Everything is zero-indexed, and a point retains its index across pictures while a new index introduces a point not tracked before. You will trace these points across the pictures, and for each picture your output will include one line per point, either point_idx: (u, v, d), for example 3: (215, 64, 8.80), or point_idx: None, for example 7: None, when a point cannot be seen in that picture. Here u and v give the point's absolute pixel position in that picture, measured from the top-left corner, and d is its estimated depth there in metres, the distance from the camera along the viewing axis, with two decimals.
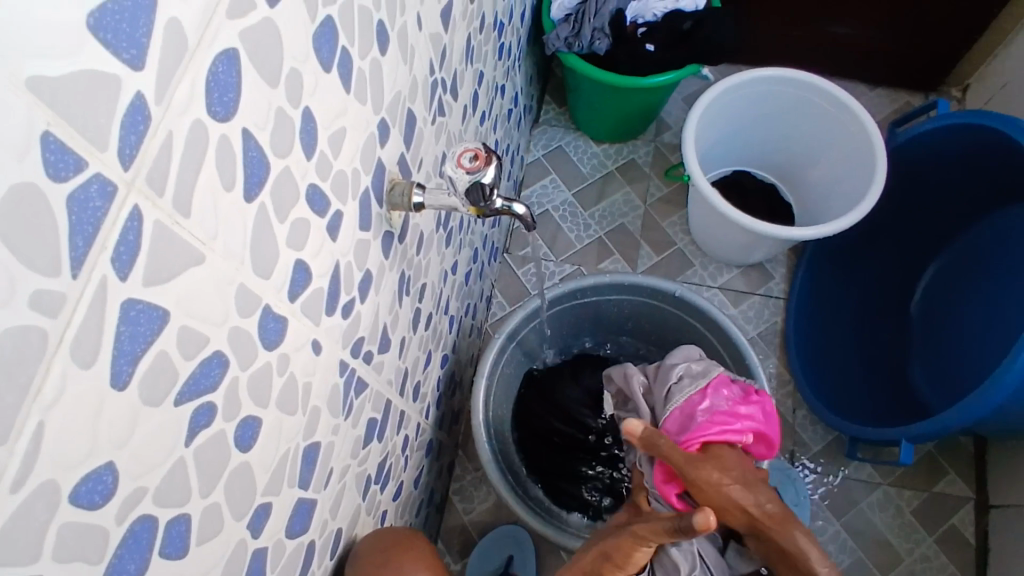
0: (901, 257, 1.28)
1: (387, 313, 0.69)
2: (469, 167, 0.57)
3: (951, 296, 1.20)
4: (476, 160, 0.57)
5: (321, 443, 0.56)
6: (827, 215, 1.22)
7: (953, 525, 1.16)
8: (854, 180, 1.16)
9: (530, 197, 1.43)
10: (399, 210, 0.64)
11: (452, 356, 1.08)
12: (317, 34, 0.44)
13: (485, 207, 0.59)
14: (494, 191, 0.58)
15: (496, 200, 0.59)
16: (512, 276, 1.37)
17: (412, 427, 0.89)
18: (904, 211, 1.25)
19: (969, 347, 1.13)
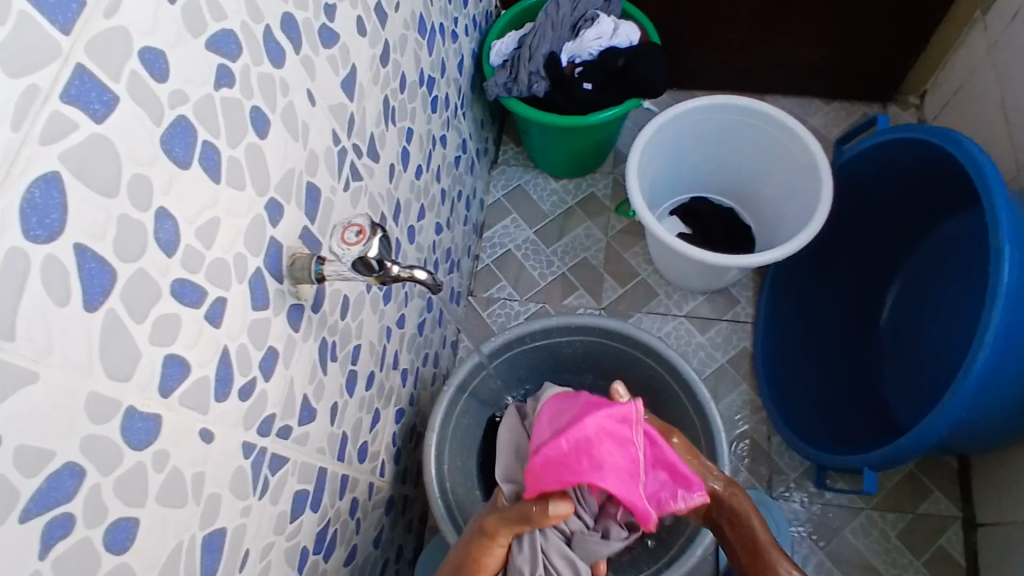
0: (863, 272, 1.26)
1: (307, 384, 0.70)
2: (355, 241, 0.57)
3: (921, 308, 1.17)
4: (361, 235, 0.57)
5: (227, 528, 0.56)
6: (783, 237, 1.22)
7: (941, 546, 1.15)
8: (804, 201, 1.16)
9: (492, 238, 1.44)
10: (304, 284, 0.65)
11: (410, 408, 1.07)
12: (166, 135, 0.46)
13: (381, 275, 0.59)
14: (384, 261, 0.58)
15: (391, 267, 0.59)
16: (477, 319, 1.37)
17: (361, 489, 0.89)
18: (863, 223, 1.23)
19: (928, 359, 1.12)
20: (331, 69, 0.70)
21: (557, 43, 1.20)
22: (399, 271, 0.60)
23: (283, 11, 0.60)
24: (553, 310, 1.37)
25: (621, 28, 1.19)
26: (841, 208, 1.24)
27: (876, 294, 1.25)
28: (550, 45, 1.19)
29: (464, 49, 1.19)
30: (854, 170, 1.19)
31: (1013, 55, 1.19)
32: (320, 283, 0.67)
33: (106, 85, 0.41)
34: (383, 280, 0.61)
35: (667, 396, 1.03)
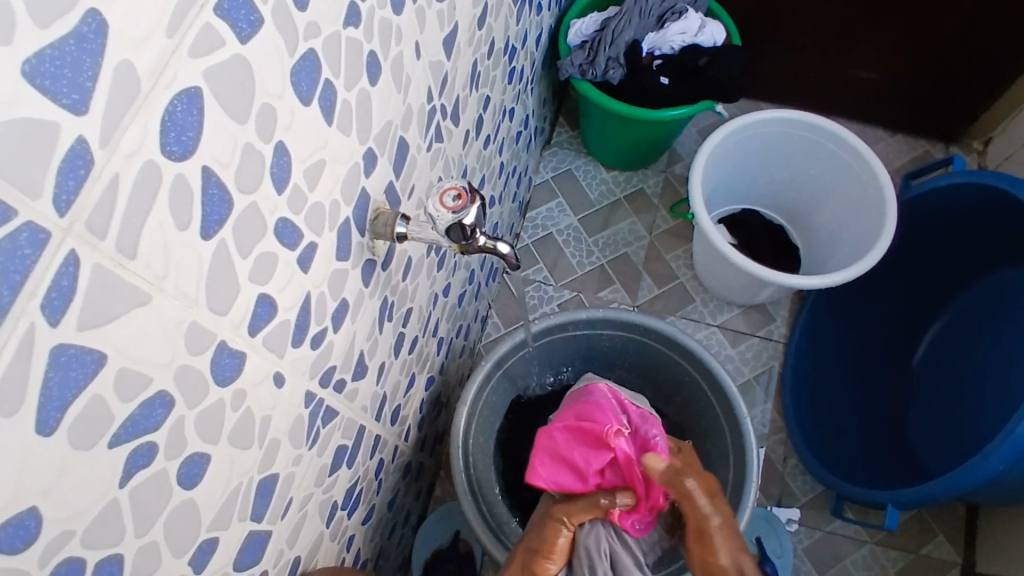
0: (908, 311, 1.24)
1: (365, 340, 0.69)
2: (453, 207, 0.56)
3: (961, 354, 1.16)
4: (460, 200, 0.56)
5: (280, 475, 0.56)
6: (833, 263, 1.20)
7: None
8: (863, 230, 1.14)
9: (535, 219, 1.42)
10: (382, 240, 0.63)
11: (439, 377, 1.07)
12: (296, 68, 0.44)
13: (467, 244, 0.58)
14: (477, 231, 0.57)
15: (479, 238, 0.58)
16: (509, 298, 1.35)
17: (388, 451, 0.88)
18: (913, 261, 1.22)
19: (960, 407, 1.12)
20: (437, 22, 0.67)
21: (640, 32, 1.17)
22: (485, 243, 0.59)
23: None
24: (586, 300, 1.35)
25: (707, 27, 1.16)
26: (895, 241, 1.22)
27: (914, 334, 1.24)
28: (633, 33, 1.15)
29: (545, 22, 1.16)
30: (920, 207, 1.17)
31: None
32: (396, 241, 0.66)
33: (255, 6, 0.39)
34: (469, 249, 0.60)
35: (700, 405, 1.01)
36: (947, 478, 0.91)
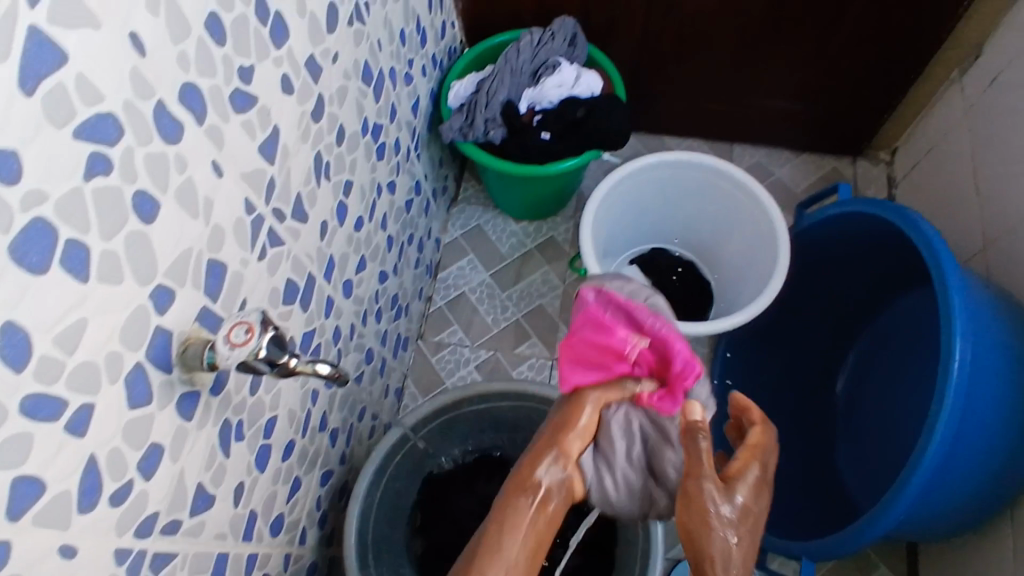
0: (816, 336, 1.24)
1: (204, 469, 0.65)
2: (243, 341, 0.52)
3: (887, 379, 1.15)
4: (249, 333, 0.53)
5: None
6: (738, 300, 1.18)
7: None
8: (763, 267, 1.12)
9: (446, 279, 1.39)
10: (198, 371, 0.60)
11: (340, 467, 1.03)
12: (18, 241, 0.42)
13: (274, 369, 0.56)
14: (276, 358, 0.54)
15: (289, 359, 0.56)
16: (426, 365, 1.32)
17: (275, 563, 0.84)
18: (817, 289, 1.20)
19: (893, 438, 1.10)
20: (244, 134, 0.65)
21: (515, 91, 1.17)
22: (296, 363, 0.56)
23: (185, 80, 0.56)
24: (504, 357, 1.32)
25: (582, 79, 1.16)
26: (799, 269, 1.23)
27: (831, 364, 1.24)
28: (507, 93, 1.15)
29: (420, 89, 1.14)
30: (813, 238, 1.16)
31: (977, 121, 1.18)
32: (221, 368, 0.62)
33: None
34: (276, 370, 0.56)
35: None
36: (851, 533, 0.89)
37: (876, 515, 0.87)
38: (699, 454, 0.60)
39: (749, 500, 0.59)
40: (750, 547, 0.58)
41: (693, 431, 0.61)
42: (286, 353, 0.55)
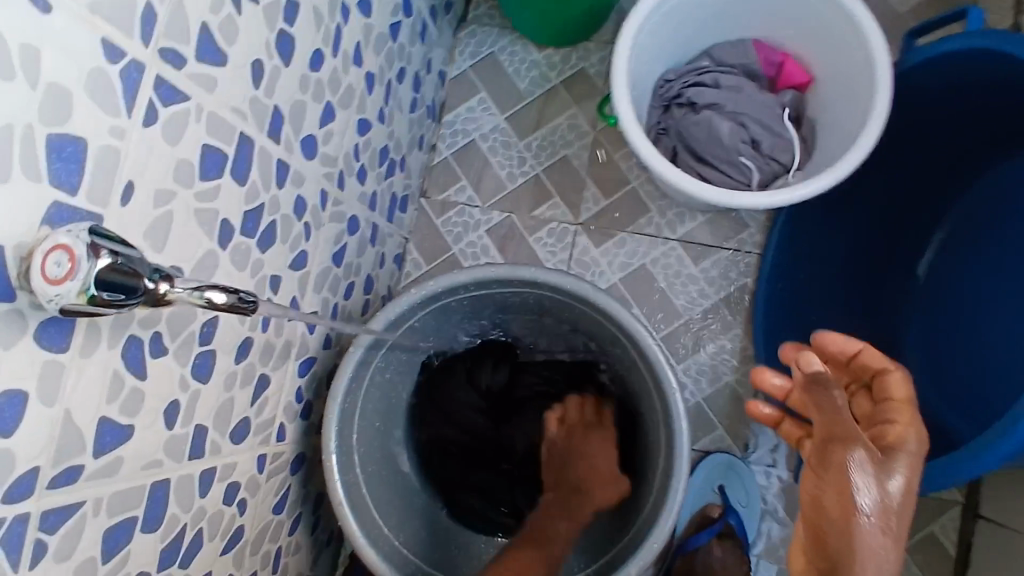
0: (893, 207, 1.05)
1: (103, 398, 0.52)
2: (61, 275, 0.36)
3: (986, 267, 1.00)
4: (71, 261, 0.36)
5: None
6: (806, 167, 0.97)
7: (931, 531, 1.07)
8: (847, 122, 0.91)
9: (453, 123, 1.16)
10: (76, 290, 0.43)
11: (324, 351, 0.90)
12: None
13: (132, 302, 0.40)
14: (129, 281, 0.38)
15: (158, 284, 0.40)
16: (430, 227, 1.14)
17: (244, 468, 0.75)
18: (907, 146, 1.02)
19: (984, 341, 0.96)
20: None
21: None
22: (168, 290, 0.41)
23: None
24: (520, 221, 1.13)
25: None
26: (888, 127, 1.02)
27: (912, 238, 1.07)
28: None
29: None
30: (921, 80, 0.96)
31: None
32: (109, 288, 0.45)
33: None
34: (140, 303, 0.41)
35: (631, 370, 0.87)
36: (933, 470, 0.82)
37: (966, 455, 0.80)
38: (835, 410, 0.68)
39: (905, 478, 0.64)
40: (898, 530, 0.62)
41: (820, 382, 0.70)
42: (148, 281, 0.40)
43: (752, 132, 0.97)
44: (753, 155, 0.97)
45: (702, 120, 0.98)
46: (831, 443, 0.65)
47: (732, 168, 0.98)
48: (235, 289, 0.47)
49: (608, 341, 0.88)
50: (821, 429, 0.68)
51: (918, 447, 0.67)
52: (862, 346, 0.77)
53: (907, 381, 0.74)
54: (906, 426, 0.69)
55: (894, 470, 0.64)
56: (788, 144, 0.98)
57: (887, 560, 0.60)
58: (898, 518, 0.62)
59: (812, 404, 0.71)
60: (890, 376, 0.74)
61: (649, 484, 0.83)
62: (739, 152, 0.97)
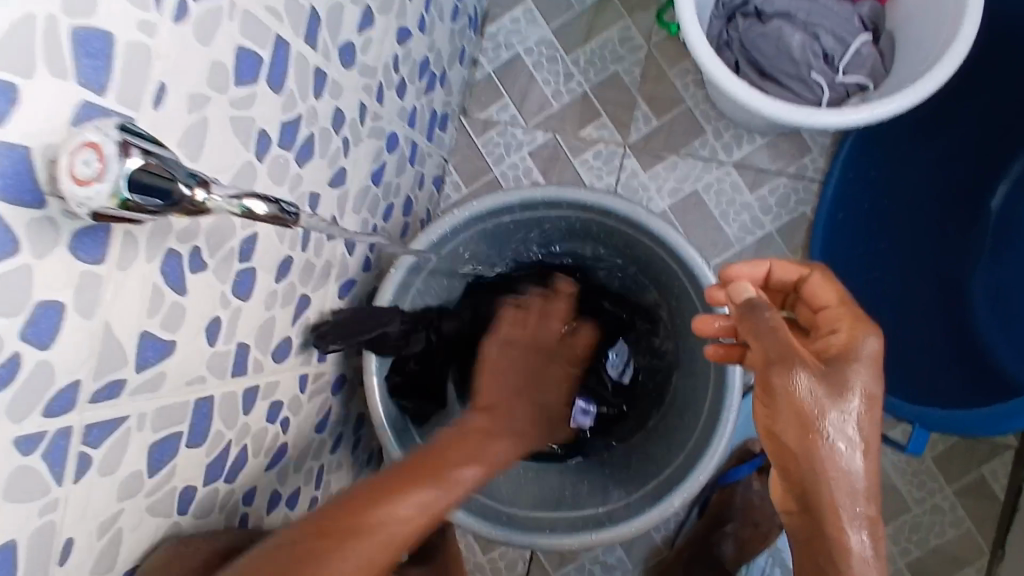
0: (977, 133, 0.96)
1: (141, 313, 0.50)
2: (88, 175, 0.33)
3: None
4: (99, 161, 0.33)
5: (21, 535, 0.44)
6: (883, 84, 0.89)
7: (981, 476, 1.03)
8: (930, 35, 0.82)
9: (496, 35, 1.08)
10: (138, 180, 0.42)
11: (364, 274, 0.88)
12: None
13: (164, 209, 0.37)
14: (161, 186, 0.35)
15: (191, 192, 0.37)
16: (471, 148, 1.09)
17: (286, 388, 0.75)
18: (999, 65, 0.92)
19: None
20: None
21: None
22: (204, 199, 0.38)
23: None
24: (565, 142, 1.07)
25: None
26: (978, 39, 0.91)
27: (993, 168, 0.98)
28: None
29: None
30: None
31: None
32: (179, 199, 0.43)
33: None
34: (176, 209, 0.38)
35: (682, 299, 0.83)
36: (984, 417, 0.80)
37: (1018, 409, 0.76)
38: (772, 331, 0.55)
39: (864, 389, 0.54)
40: (873, 433, 0.55)
41: (753, 306, 0.56)
42: (185, 187, 0.37)
43: (826, 45, 0.89)
44: (823, 69, 0.88)
45: (771, 30, 0.89)
46: (770, 369, 0.54)
47: (803, 87, 0.89)
48: (276, 198, 0.44)
49: (663, 270, 0.83)
50: (756, 355, 0.55)
51: (876, 347, 0.57)
52: (769, 262, 0.65)
53: (831, 280, 0.62)
54: (851, 331, 0.57)
55: (845, 382, 0.54)
56: (866, 59, 0.89)
57: (859, 481, 0.54)
58: (867, 433, 0.54)
59: (745, 332, 0.56)
60: (810, 282, 0.63)
61: (693, 418, 0.80)
62: (811, 68, 0.88)
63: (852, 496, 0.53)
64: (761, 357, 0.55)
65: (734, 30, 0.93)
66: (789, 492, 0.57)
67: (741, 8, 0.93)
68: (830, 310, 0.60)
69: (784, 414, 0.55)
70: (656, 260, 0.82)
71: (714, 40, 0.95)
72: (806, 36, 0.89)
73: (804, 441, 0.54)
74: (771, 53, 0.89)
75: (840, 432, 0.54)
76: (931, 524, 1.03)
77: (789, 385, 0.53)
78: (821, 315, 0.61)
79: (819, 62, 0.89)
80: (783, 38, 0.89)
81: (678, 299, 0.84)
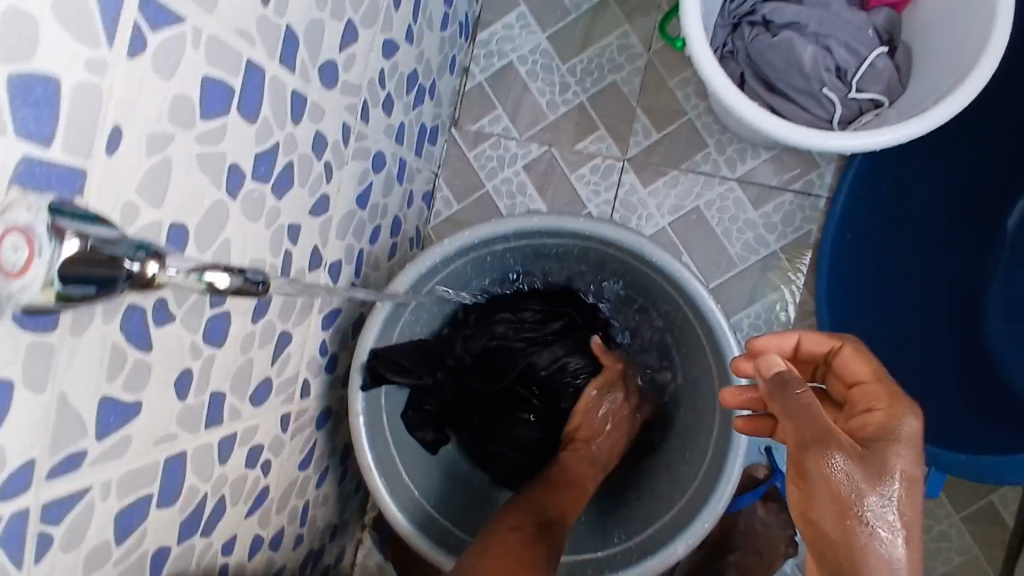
0: (992, 150, 0.92)
1: (102, 375, 0.45)
2: (23, 266, 0.29)
3: None
4: (29, 251, 0.29)
5: None
6: (898, 99, 0.84)
7: (990, 502, 1.00)
8: (951, 50, 0.77)
9: (488, 42, 1.03)
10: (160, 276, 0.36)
11: (350, 302, 0.84)
12: None
13: (110, 289, 0.32)
14: (104, 266, 0.31)
15: (141, 267, 0.32)
16: (462, 161, 1.04)
17: (267, 430, 0.70)
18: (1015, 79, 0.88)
19: None
20: None
21: None
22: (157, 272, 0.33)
23: None
24: (561, 156, 1.02)
25: None
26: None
27: (1007, 186, 0.94)
28: None
29: None
30: None
31: None
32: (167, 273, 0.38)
33: None
34: (123, 288, 0.33)
35: (684, 329, 0.79)
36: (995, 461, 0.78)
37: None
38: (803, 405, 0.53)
39: (904, 471, 0.51)
40: (916, 519, 0.51)
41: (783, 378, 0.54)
42: (131, 262, 0.32)
43: (836, 57, 0.84)
44: (835, 83, 0.84)
45: (780, 42, 0.84)
46: (805, 451, 0.52)
47: (814, 102, 0.85)
48: (241, 267, 0.39)
49: (665, 297, 0.79)
50: (789, 434, 0.53)
51: (913, 429, 0.54)
52: (797, 334, 0.63)
53: (863, 352, 0.60)
54: (889, 412, 0.55)
55: (882, 463, 0.51)
56: (882, 73, 0.84)
57: (904, 572, 0.49)
58: (909, 519, 0.51)
59: (775, 407, 0.54)
60: (841, 354, 0.61)
61: (699, 456, 0.76)
62: (823, 82, 0.84)
63: None
64: (792, 436, 0.53)
65: (739, 42, 0.88)
66: None
67: (746, 19, 0.88)
68: (864, 390, 0.58)
69: (820, 497, 0.52)
70: (660, 286, 0.78)
71: (718, 51, 0.90)
72: (816, 49, 0.84)
73: (840, 527, 0.51)
74: (780, 67, 0.85)
75: (879, 517, 0.50)
76: (939, 552, 1.01)
77: (821, 464, 0.51)
78: (854, 392, 0.59)
79: (831, 77, 0.84)
80: (791, 52, 0.84)
81: (681, 327, 0.80)
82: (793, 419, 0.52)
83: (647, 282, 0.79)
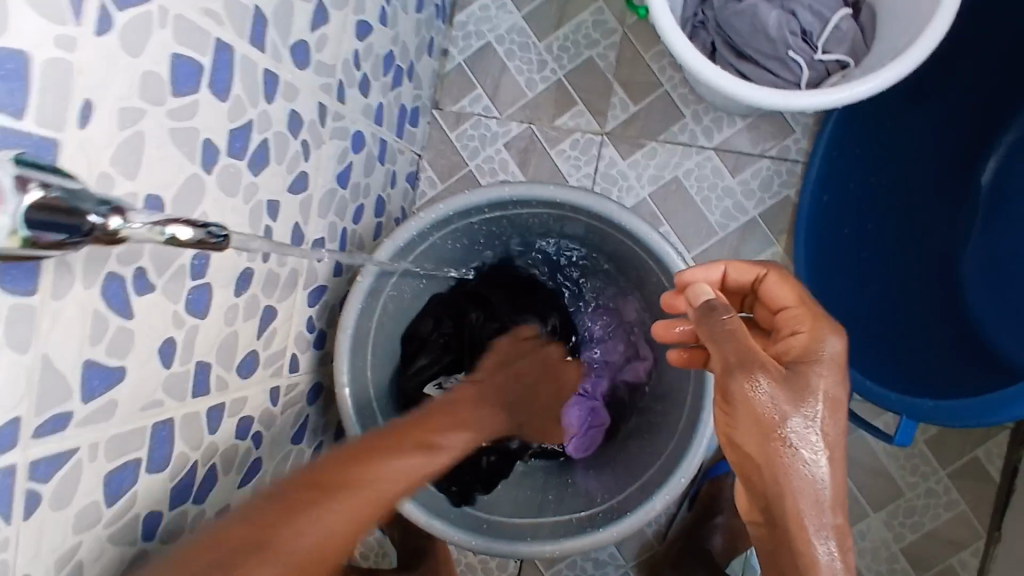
0: (964, 109, 0.93)
1: (83, 339, 0.48)
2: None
3: None
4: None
5: None
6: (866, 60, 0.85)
7: (976, 458, 1.02)
8: (914, 7, 0.78)
9: (465, 23, 1.04)
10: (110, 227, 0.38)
11: (336, 280, 0.86)
12: None
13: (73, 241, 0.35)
14: (65, 219, 0.34)
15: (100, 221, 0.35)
16: (444, 141, 1.06)
17: (257, 402, 0.73)
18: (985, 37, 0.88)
19: None
20: None
21: None
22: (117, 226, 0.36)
23: None
24: (541, 133, 1.04)
25: None
26: (964, 8, 0.87)
27: (980, 144, 0.95)
28: None
29: None
30: None
31: None
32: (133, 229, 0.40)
33: None
34: (91, 239, 0.36)
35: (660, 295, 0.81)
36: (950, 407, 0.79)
37: (1004, 401, 0.74)
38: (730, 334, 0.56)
39: (825, 393, 0.57)
40: (839, 436, 0.57)
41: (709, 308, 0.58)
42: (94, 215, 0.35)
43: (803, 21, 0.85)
44: (801, 46, 0.85)
45: (746, 9, 0.86)
46: (732, 376, 0.56)
47: (781, 67, 0.86)
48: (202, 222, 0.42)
49: (640, 264, 0.81)
50: (716, 361, 0.57)
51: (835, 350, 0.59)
52: (725, 264, 0.68)
53: (787, 279, 0.64)
54: (812, 333, 0.60)
55: (806, 387, 0.57)
56: (847, 34, 0.85)
57: (823, 484, 0.55)
58: (830, 436, 0.56)
59: (705, 338, 0.58)
60: (766, 282, 0.65)
61: (677, 416, 0.78)
62: (789, 46, 0.85)
63: (816, 501, 0.55)
64: (722, 366, 0.57)
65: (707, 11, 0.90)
66: (755, 505, 0.58)
67: None
68: (787, 316, 0.63)
69: (746, 421, 0.56)
70: (636, 255, 0.79)
71: (689, 21, 0.92)
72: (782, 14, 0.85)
73: (765, 448, 0.56)
74: (747, 33, 0.86)
75: (801, 437, 0.55)
76: (927, 508, 1.02)
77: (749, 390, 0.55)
78: (781, 316, 0.64)
79: (797, 40, 0.85)
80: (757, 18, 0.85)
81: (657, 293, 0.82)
82: (723, 348, 0.56)
83: (623, 252, 0.80)
